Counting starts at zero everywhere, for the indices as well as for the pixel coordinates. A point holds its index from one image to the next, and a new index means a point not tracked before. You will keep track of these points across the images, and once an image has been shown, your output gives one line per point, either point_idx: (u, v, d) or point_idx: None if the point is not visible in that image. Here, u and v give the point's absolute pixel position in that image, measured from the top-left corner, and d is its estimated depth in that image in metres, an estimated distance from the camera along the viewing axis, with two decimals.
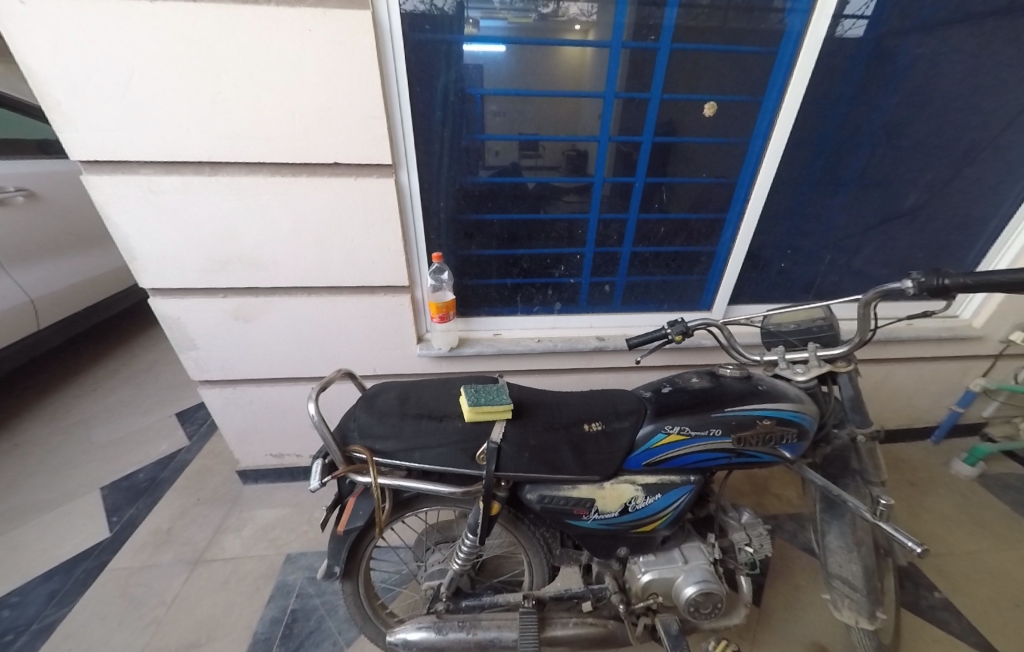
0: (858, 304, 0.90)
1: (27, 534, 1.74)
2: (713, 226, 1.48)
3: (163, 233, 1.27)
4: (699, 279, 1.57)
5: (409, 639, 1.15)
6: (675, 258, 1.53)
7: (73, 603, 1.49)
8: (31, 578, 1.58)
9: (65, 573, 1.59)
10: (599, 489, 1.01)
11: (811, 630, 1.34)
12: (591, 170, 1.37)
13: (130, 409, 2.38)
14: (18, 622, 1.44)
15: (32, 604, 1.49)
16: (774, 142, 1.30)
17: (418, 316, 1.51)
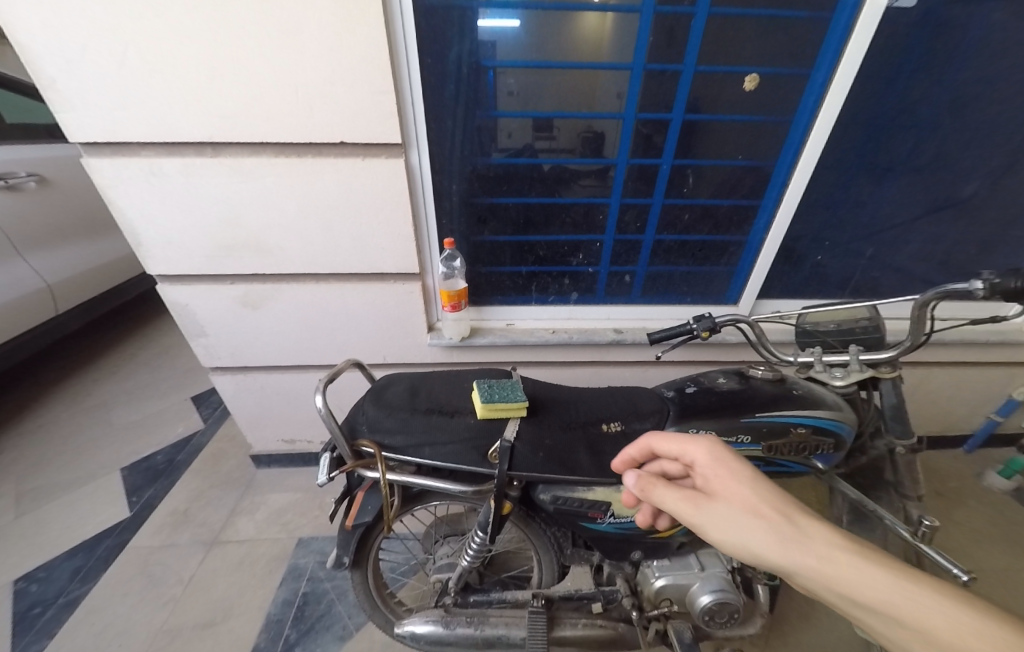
0: (913, 305, 0.83)
1: (53, 511, 1.77)
2: (745, 213, 1.39)
3: (170, 217, 1.25)
4: (727, 270, 1.49)
5: (418, 632, 1.17)
6: (701, 248, 1.45)
7: (96, 579, 1.51)
8: (55, 553, 1.61)
9: (88, 550, 1.61)
10: (616, 492, 0.96)
11: (826, 641, 1.29)
12: (611, 152, 1.30)
13: (148, 391, 2.41)
14: (46, 596, 1.48)
15: (58, 579, 1.52)
16: (825, 114, 1.19)
17: (428, 304, 1.47)
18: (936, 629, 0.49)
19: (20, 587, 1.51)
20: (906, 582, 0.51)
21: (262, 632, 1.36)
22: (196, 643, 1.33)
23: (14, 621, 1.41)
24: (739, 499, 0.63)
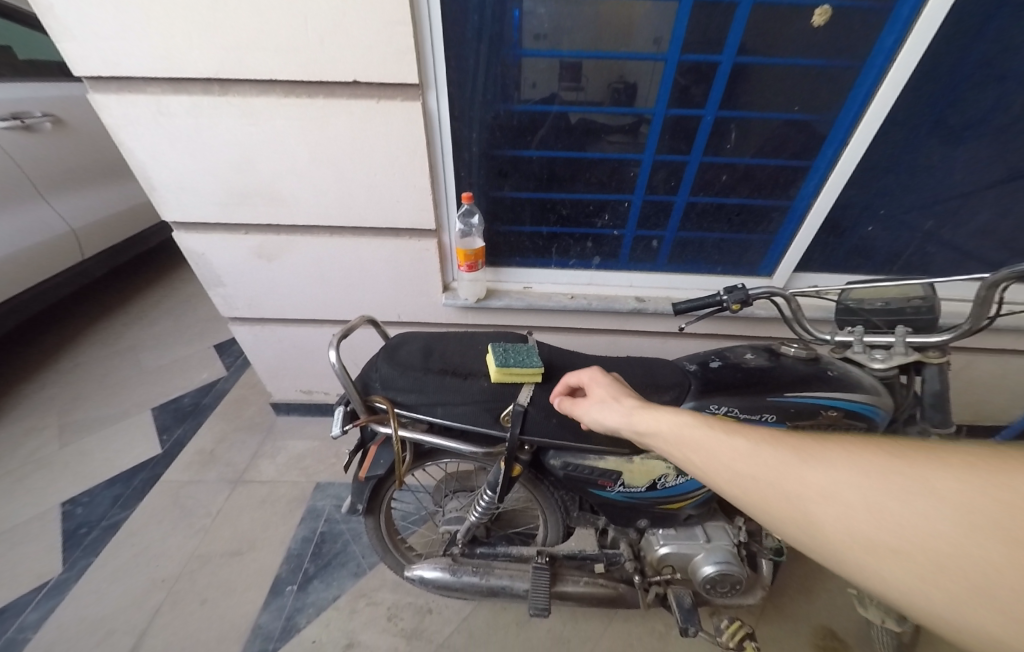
0: (982, 285, 0.75)
1: (92, 443, 1.88)
2: (794, 175, 1.27)
3: (187, 162, 1.22)
4: (765, 239, 1.39)
5: (426, 577, 1.22)
6: (739, 212, 1.35)
7: (134, 506, 1.62)
8: (96, 482, 1.72)
9: (125, 480, 1.72)
10: (628, 462, 0.95)
11: (824, 613, 1.31)
12: (651, 101, 1.18)
13: (173, 336, 2.48)
14: (90, 518, 1.59)
15: (101, 504, 1.64)
16: (904, 57, 1.05)
17: (444, 263, 1.43)
18: (735, 463, 0.57)
19: (67, 509, 1.63)
20: (766, 451, 0.55)
21: (284, 564, 1.45)
22: (225, 570, 1.43)
23: (64, 538, 1.53)
24: (602, 394, 0.78)
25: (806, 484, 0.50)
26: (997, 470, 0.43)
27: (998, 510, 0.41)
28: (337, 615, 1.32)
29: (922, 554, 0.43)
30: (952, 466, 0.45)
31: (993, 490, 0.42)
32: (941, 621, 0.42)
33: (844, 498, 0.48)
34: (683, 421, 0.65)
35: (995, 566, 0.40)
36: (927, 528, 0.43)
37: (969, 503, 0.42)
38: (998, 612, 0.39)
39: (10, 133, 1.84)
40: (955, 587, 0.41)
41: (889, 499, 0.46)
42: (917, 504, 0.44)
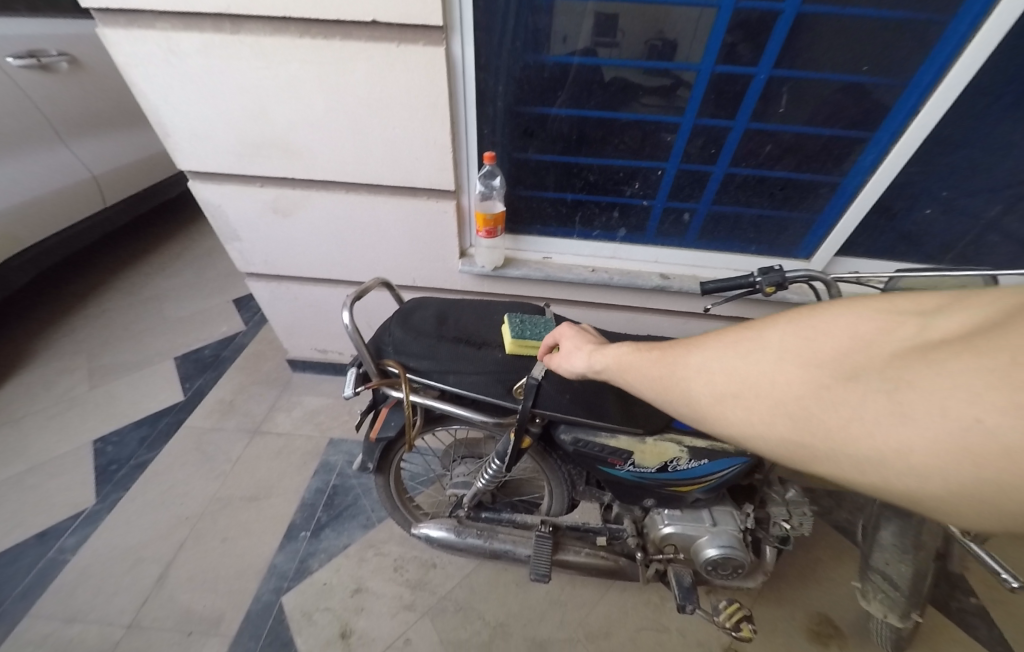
0: None
1: (120, 386, 1.95)
2: (850, 148, 1.16)
3: (207, 110, 1.19)
4: (807, 218, 1.30)
5: (431, 535, 1.25)
6: (783, 186, 1.26)
7: (160, 448, 1.69)
8: (124, 423, 1.79)
9: (151, 423, 1.78)
10: (640, 443, 0.93)
11: (821, 601, 1.31)
12: (697, 56, 1.08)
13: (195, 288, 2.51)
14: (121, 455, 1.67)
15: (130, 443, 1.71)
16: (1004, 11, 0.91)
17: (462, 227, 1.39)
18: (644, 365, 0.64)
19: (98, 447, 1.70)
20: (667, 351, 0.62)
21: (298, 511, 1.50)
22: (243, 513, 1.49)
23: (97, 473, 1.61)
24: (574, 343, 0.79)
25: (696, 373, 0.56)
26: (818, 313, 0.50)
27: (820, 344, 0.48)
28: (347, 562, 1.37)
29: (776, 396, 0.47)
30: (789, 322, 0.51)
31: (815, 333, 0.49)
32: (806, 452, 0.45)
33: (722, 373, 0.53)
34: (617, 351, 0.70)
35: (823, 385, 0.45)
36: (761, 371, 0.50)
37: (799, 346, 0.49)
38: (834, 422, 0.43)
39: (28, 72, 1.79)
40: (804, 418, 0.45)
41: (746, 360, 0.52)
42: (765, 358, 0.50)
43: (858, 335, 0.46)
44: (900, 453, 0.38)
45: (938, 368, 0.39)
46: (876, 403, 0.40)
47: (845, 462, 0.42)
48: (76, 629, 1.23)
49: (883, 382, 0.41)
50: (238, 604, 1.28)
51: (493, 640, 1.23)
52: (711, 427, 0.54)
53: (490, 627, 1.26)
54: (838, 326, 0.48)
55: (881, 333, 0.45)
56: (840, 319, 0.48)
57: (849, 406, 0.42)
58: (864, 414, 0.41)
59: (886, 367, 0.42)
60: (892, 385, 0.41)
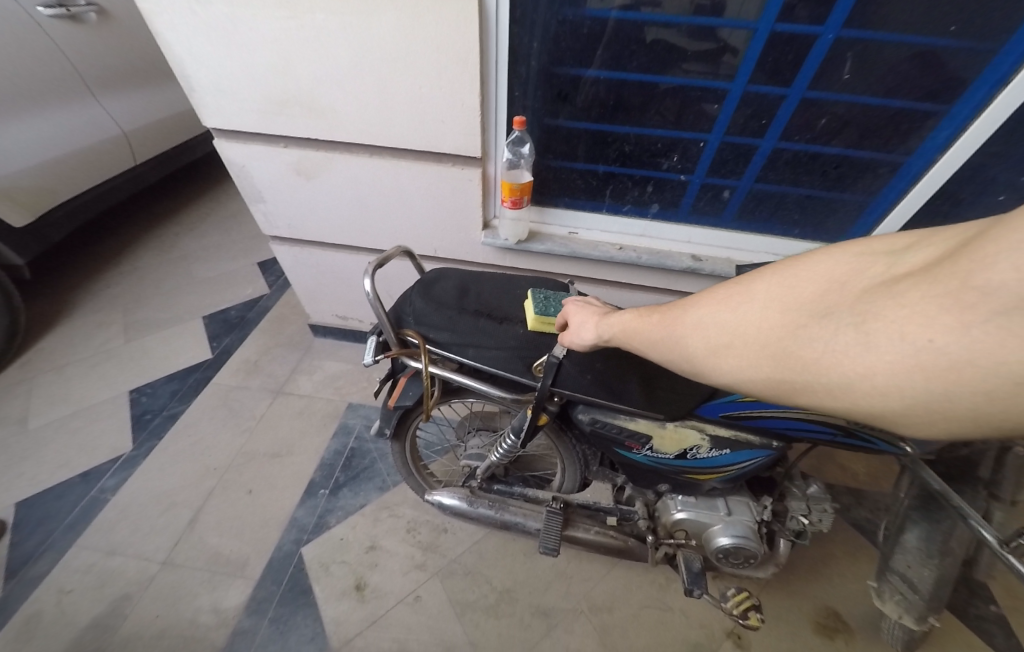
0: None
1: (153, 341, 2.02)
2: (924, 121, 1.06)
3: (235, 65, 1.16)
4: (860, 200, 1.21)
5: (444, 503, 1.28)
6: (837, 164, 1.17)
7: (189, 402, 1.75)
8: (156, 376, 1.86)
9: (182, 377, 1.85)
10: (660, 428, 0.92)
11: (831, 596, 1.30)
12: (755, 12, 0.98)
13: (223, 249, 2.55)
14: (154, 406, 1.75)
15: (162, 395, 1.79)
16: None
17: (487, 197, 1.34)
18: (642, 328, 0.66)
19: (133, 397, 1.78)
20: (662, 311, 0.65)
21: (318, 470, 1.55)
22: (266, 468, 1.54)
23: (132, 421, 1.69)
24: (581, 316, 0.79)
25: (692, 329, 0.59)
26: (800, 264, 0.54)
27: (801, 292, 0.52)
28: (363, 521, 1.42)
29: (763, 341, 0.52)
30: (774, 274, 0.55)
31: (797, 282, 0.53)
32: (789, 385, 0.50)
33: (716, 325, 0.57)
34: (620, 318, 0.70)
35: (801, 325, 0.49)
36: (748, 322, 0.54)
37: (783, 295, 0.53)
38: (810, 355, 0.47)
39: (58, 22, 1.79)
40: (786, 357, 0.49)
41: (734, 311, 0.55)
42: (751, 307, 0.54)
43: (833, 281, 0.50)
44: (862, 376, 0.43)
45: (899, 300, 0.42)
46: (846, 336, 0.45)
47: (820, 389, 0.47)
48: (115, 562, 1.32)
49: (851, 316, 0.45)
50: (261, 551, 1.34)
51: (501, 604, 1.26)
52: (707, 376, 0.58)
53: (497, 593, 1.29)
54: (817, 275, 0.52)
55: (855, 277, 0.49)
56: (819, 268, 0.52)
57: (822, 340, 0.46)
58: (837, 346, 0.45)
59: (856, 303, 0.46)
60: (860, 318, 0.44)
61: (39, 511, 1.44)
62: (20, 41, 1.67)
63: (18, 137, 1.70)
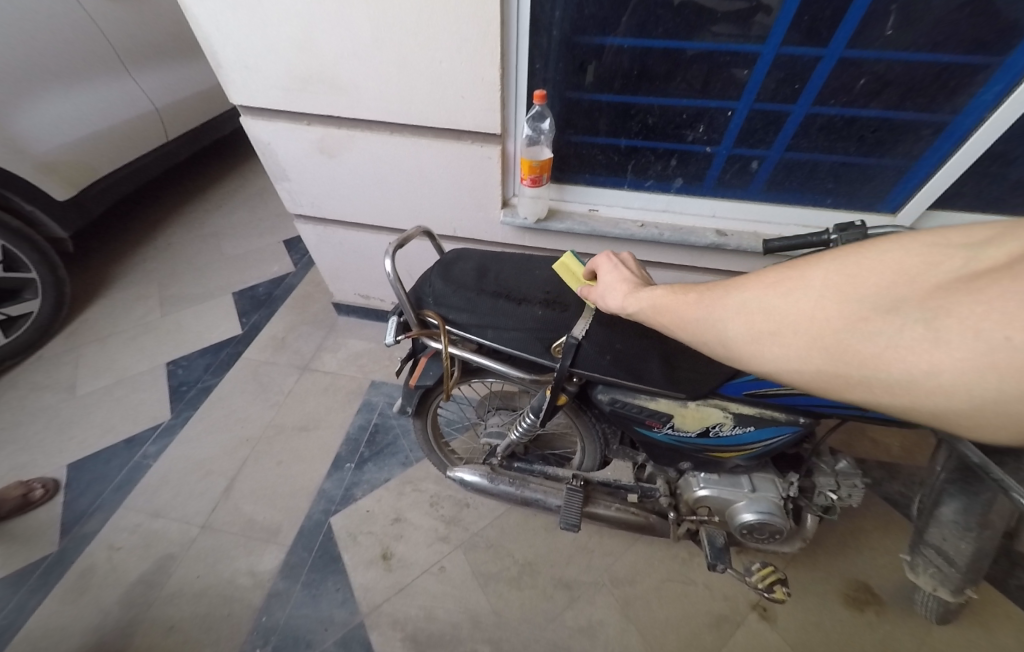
0: None
1: (185, 316, 2.09)
2: (972, 77, 0.98)
3: (259, 39, 1.15)
4: (899, 167, 1.15)
5: (466, 480, 1.31)
6: (876, 128, 1.11)
7: (222, 376, 1.82)
8: (191, 350, 1.93)
9: (214, 352, 1.92)
10: (681, 406, 0.91)
11: (861, 569, 1.29)
12: None
13: (247, 228, 2.60)
14: (189, 378, 1.82)
15: (196, 368, 1.86)
16: None
17: (507, 173, 1.32)
18: (677, 309, 0.65)
19: (170, 369, 1.86)
20: (700, 293, 0.64)
21: (343, 444, 1.61)
22: (296, 441, 1.61)
23: (170, 392, 1.78)
24: (610, 280, 0.77)
25: (734, 313, 0.58)
26: (863, 252, 0.52)
27: (863, 282, 0.50)
28: (388, 494, 1.47)
29: (816, 331, 0.51)
30: (832, 262, 0.53)
31: (859, 271, 0.51)
32: (841, 380, 0.50)
33: (762, 311, 0.56)
34: (651, 294, 0.69)
35: (862, 318, 0.48)
36: (799, 311, 0.53)
37: (842, 284, 0.51)
38: (869, 350, 0.47)
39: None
40: (840, 350, 0.49)
41: (786, 298, 0.54)
42: (804, 295, 0.53)
43: (899, 273, 0.49)
44: (932, 375, 0.44)
45: (977, 298, 0.43)
46: (913, 332, 0.45)
47: (877, 385, 0.47)
48: (160, 524, 1.41)
49: (920, 312, 0.45)
50: (293, 520, 1.41)
51: (521, 576, 1.31)
52: (748, 365, 0.58)
53: (519, 564, 1.33)
54: (882, 265, 0.50)
55: (926, 271, 0.48)
56: (885, 258, 0.51)
57: (886, 336, 0.46)
58: (902, 341, 0.45)
59: (926, 300, 0.46)
60: (929, 315, 0.45)
61: (89, 473, 1.53)
62: (59, 16, 1.70)
63: (58, 114, 1.75)
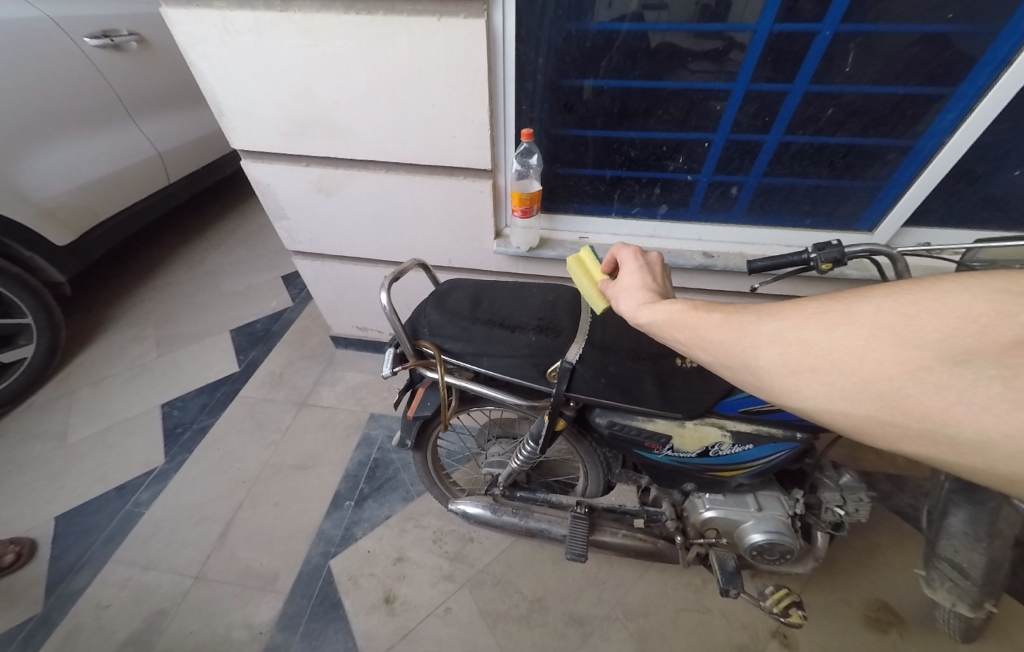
0: None
1: (182, 356, 2.09)
2: (929, 107, 1.05)
3: (259, 89, 1.22)
4: (871, 187, 1.20)
5: (467, 511, 1.29)
6: (844, 154, 1.16)
7: (218, 415, 1.81)
8: (187, 391, 1.92)
9: (210, 392, 1.91)
10: (679, 427, 0.91)
11: (879, 587, 1.27)
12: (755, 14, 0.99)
13: (245, 266, 2.63)
14: (185, 420, 1.81)
15: (192, 409, 1.85)
16: None
17: (498, 207, 1.37)
18: (700, 327, 0.62)
19: (166, 410, 1.85)
20: (728, 313, 0.61)
21: (343, 481, 1.58)
22: (294, 480, 1.58)
23: (166, 434, 1.76)
24: (629, 284, 0.74)
25: (768, 343, 0.56)
26: (921, 288, 0.48)
27: (924, 325, 0.46)
28: (389, 532, 1.44)
29: (867, 375, 0.48)
30: (885, 298, 0.49)
31: (919, 311, 0.47)
32: (895, 428, 0.47)
33: (801, 345, 0.53)
34: (669, 307, 0.66)
35: (922, 367, 0.45)
36: (846, 347, 0.50)
37: (897, 325, 0.47)
38: (934, 404, 0.44)
39: (103, 52, 1.91)
40: (896, 399, 0.46)
41: (829, 333, 0.51)
42: (852, 332, 0.50)
43: (966, 318, 0.44)
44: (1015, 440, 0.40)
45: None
46: (989, 390, 0.41)
47: (943, 443, 0.44)
48: (152, 576, 1.37)
49: (997, 368, 0.41)
50: (292, 564, 1.38)
51: (529, 614, 1.27)
52: (778, 396, 0.56)
53: (526, 602, 1.29)
54: (945, 307, 0.46)
55: (1000, 319, 0.43)
56: (948, 299, 0.46)
57: (955, 391, 0.43)
58: (974, 399, 0.42)
59: (1002, 353, 0.42)
60: (1009, 372, 0.41)
61: (80, 524, 1.50)
62: (69, 71, 1.78)
63: (62, 162, 1.80)
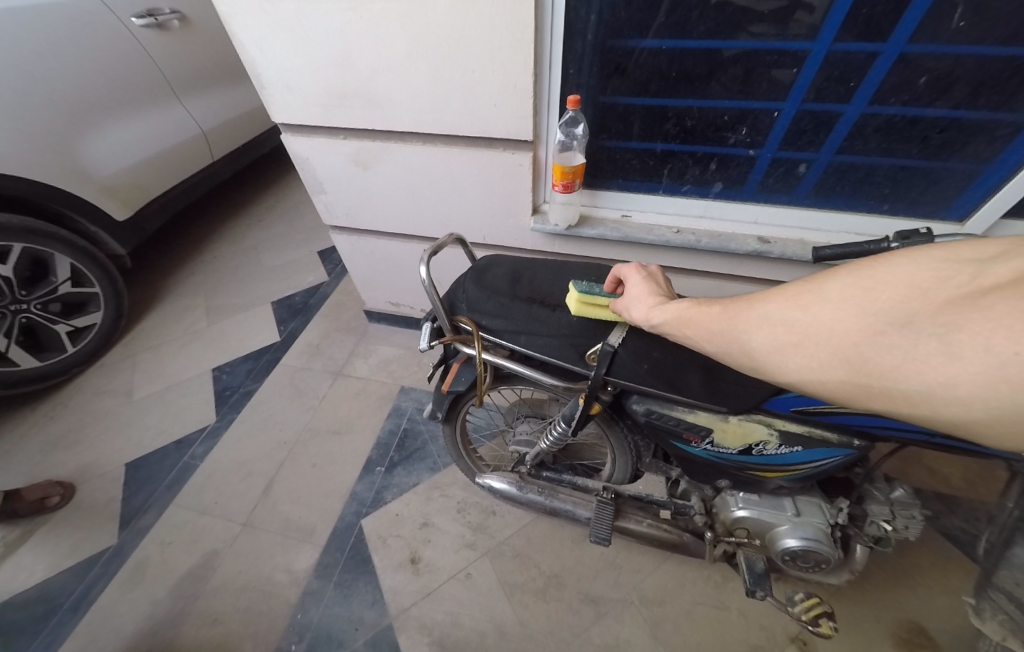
0: None
1: (229, 325, 2.18)
2: None
3: (302, 62, 1.21)
4: (972, 168, 1.06)
5: (494, 486, 1.30)
6: (942, 129, 1.03)
7: (261, 381, 1.90)
8: (233, 357, 2.02)
9: (255, 358, 2.00)
10: (722, 421, 0.87)
11: (914, 608, 1.19)
12: None
13: (287, 239, 2.70)
14: (232, 383, 1.90)
15: (238, 374, 1.94)
16: None
17: (538, 181, 1.32)
18: (706, 327, 0.65)
19: (215, 374, 1.95)
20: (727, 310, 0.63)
21: (374, 448, 1.63)
22: (328, 444, 1.65)
23: (215, 396, 1.86)
24: (636, 292, 0.76)
25: (759, 327, 0.59)
26: (877, 265, 0.53)
27: (879, 295, 0.51)
28: (416, 498, 1.48)
29: (836, 343, 0.52)
30: (849, 274, 0.54)
31: (876, 283, 0.52)
32: (863, 390, 0.51)
33: (785, 323, 0.57)
34: (677, 307, 0.69)
35: (878, 331, 0.49)
36: (821, 324, 0.54)
37: (858, 296, 0.52)
38: (889, 363, 0.49)
39: (148, 31, 1.95)
40: (860, 362, 0.51)
41: (805, 310, 0.55)
42: (823, 307, 0.54)
43: (913, 286, 0.50)
44: (944, 386, 0.45)
45: (986, 313, 0.44)
46: (928, 346, 0.46)
47: (896, 397, 0.49)
48: (205, 519, 1.47)
49: (934, 327, 0.46)
50: (326, 520, 1.44)
51: (547, 588, 1.28)
52: (773, 375, 0.58)
53: (545, 577, 1.30)
54: (896, 278, 0.51)
55: (937, 285, 0.48)
56: (897, 272, 0.51)
57: (902, 350, 0.48)
58: (916, 356, 0.47)
59: (939, 313, 0.47)
60: (942, 330, 0.46)
61: (140, 472, 1.62)
62: (119, 45, 1.83)
63: (115, 138, 1.87)
